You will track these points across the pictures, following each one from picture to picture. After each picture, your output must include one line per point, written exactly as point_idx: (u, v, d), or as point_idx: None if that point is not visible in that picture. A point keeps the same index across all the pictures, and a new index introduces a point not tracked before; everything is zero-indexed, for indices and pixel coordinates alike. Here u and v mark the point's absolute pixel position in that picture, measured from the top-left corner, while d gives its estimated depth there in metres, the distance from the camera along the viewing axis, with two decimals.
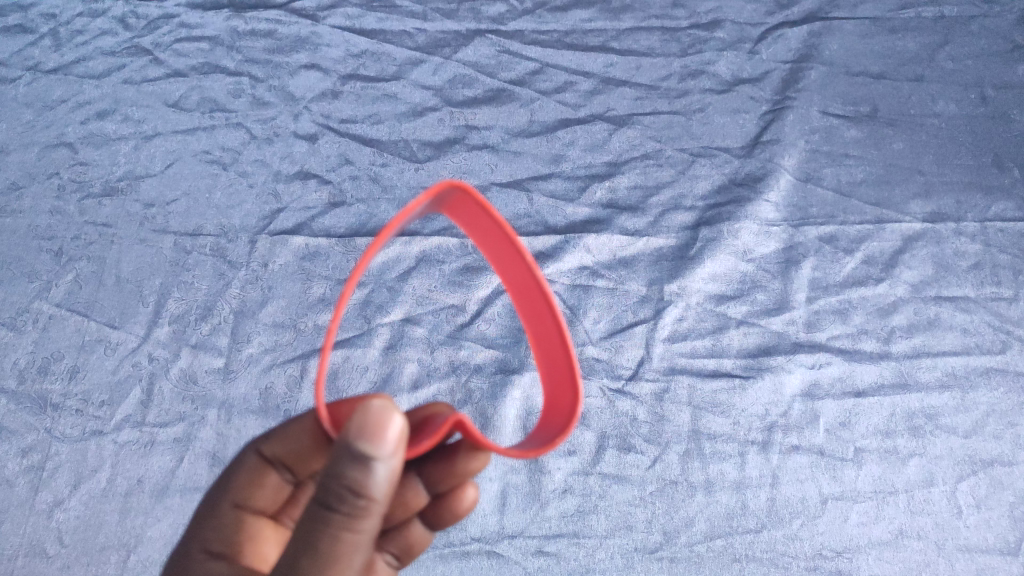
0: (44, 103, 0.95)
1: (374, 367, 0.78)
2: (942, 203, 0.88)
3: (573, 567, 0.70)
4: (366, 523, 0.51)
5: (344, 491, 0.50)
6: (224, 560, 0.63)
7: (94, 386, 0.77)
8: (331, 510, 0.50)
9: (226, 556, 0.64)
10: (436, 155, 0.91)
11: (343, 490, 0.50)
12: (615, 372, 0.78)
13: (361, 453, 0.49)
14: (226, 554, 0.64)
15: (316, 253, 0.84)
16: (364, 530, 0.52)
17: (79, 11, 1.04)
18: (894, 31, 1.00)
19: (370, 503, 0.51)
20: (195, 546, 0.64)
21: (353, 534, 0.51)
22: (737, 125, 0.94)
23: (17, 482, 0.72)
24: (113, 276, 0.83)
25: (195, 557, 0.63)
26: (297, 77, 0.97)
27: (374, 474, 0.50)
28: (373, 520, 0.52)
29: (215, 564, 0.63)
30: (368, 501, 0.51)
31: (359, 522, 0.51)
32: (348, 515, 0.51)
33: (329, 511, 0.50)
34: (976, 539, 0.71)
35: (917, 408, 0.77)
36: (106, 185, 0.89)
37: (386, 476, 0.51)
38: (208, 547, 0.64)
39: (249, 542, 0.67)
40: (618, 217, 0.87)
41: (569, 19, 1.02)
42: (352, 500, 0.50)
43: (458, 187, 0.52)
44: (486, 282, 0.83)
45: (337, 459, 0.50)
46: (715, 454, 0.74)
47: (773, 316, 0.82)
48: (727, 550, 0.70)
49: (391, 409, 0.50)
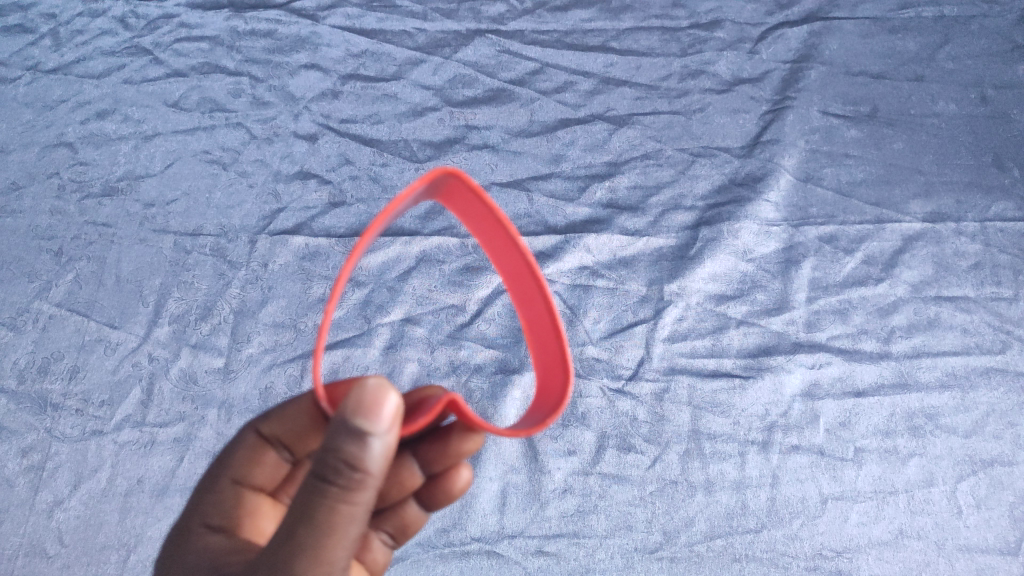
0: (44, 103, 0.95)
1: (375, 367, 0.78)
2: (942, 203, 0.88)
3: (573, 568, 0.70)
4: (362, 496, 0.51)
5: (340, 464, 0.50)
6: (223, 533, 0.63)
7: (94, 386, 0.77)
8: (327, 482, 0.50)
9: (225, 529, 0.64)
10: (436, 155, 0.91)
11: (339, 463, 0.50)
12: (615, 372, 0.78)
13: (357, 428, 0.50)
14: (225, 528, 0.64)
15: (316, 253, 0.84)
16: (360, 503, 0.51)
17: (79, 11, 1.03)
18: (894, 32, 1.00)
19: (366, 477, 0.51)
20: (195, 519, 0.64)
21: (349, 506, 0.51)
22: (737, 125, 0.94)
23: (17, 482, 0.73)
24: (112, 276, 0.83)
25: (195, 531, 0.63)
26: (297, 77, 0.97)
27: (370, 448, 0.50)
28: (369, 494, 0.52)
29: (214, 537, 0.63)
30: (363, 474, 0.51)
31: (355, 495, 0.51)
32: (344, 488, 0.50)
33: (325, 484, 0.50)
34: (977, 540, 0.71)
35: (917, 407, 0.77)
36: (106, 185, 0.89)
37: (382, 452, 0.51)
38: (207, 521, 0.64)
39: (249, 516, 0.66)
40: (618, 217, 0.87)
41: (568, 19, 1.02)
42: (348, 473, 0.50)
43: (451, 174, 0.52)
44: (486, 282, 0.83)
45: (334, 435, 0.50)
46: (715, 454, 0.74)
47: (773, 316, 0.82)
48: (727, 550, 0.70)
49: (386, 388, 0.50)
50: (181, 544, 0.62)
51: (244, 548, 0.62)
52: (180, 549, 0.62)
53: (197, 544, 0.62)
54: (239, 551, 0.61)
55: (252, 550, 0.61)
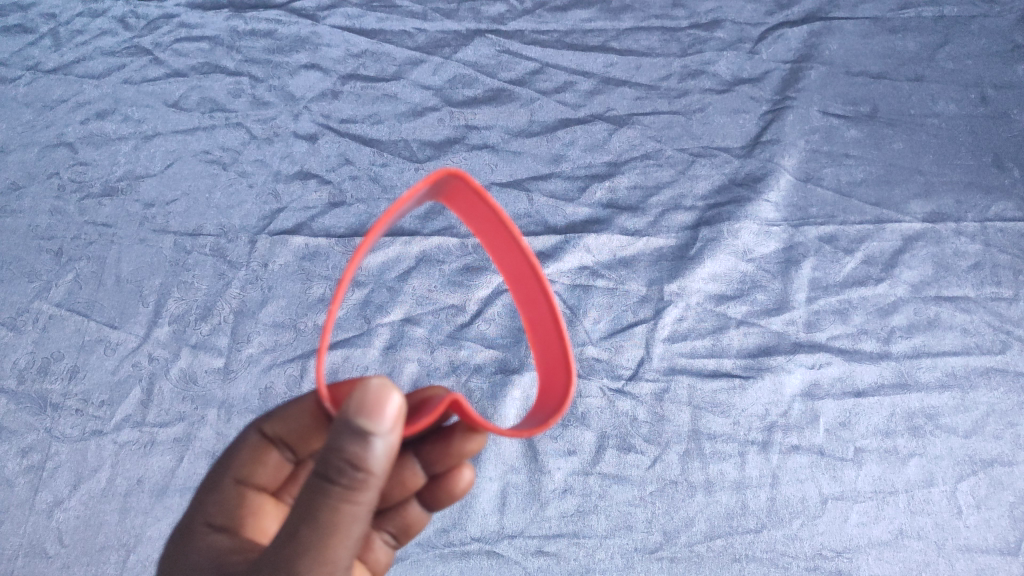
0: (44, 103, 0.95)
1: (375, 367, 0.78)
2: (943, 203, 0.88)
3: (573, 568, 0.70)
4: (365, 496, 0.51)
5: (343, 464, 0.50)
6: (225, 532, 0.63)
7: (94, 386, 0.77)
8: (330, 482, 0.50)
9: (228, 528, 0.64)
10: (436, 155, 0.91)
11: (342, 463, 0.50)
12: (615, 372, 0.78)
13: (360, 428, 0.49)
14: (228, 527, 0.64)
15: (316, 253, 0.84)
16: (363, 502, 0.51)
17: (79, 11, 1.03)
18: (894, 31, 1.00)
19: (369, 477, 0.50)
20: (198, 519, 0.64)
21: (352, 506, 0.51)
22: (737, 125, 0.94)
23: (17, 482, 0.72)
24: (112, 276, 0.83)
25: (198, 530, 0.63)
26: (297, 78, 0.97)
27: (373, 449, 0.50)
28: (372, 494, 0.51)
29: (217, 537, 0.63)
30: (366, 474, 0.50)
31: (358, 495, 0.51)
32: (347, 488, 0.50)
33: (328, 483, 0.50)
34: (977, 540, 0.71)
35: (917, 408, 0.77)
36: (106, 185, 0.89)
37: (385, 451, 0.51)
38: (210, 520, 0.64)
39: (252, 516, 0.67)
40: (618, 217, 0.87)
41: (569, 19, 1.02)
42: (351, 473, 0.50)
43: (454, 175, 0.52)
44: (486, 282, 0.83)
45: (337, 434, 0.50)
46: (715, 454, 0.74)
47: (773, 316, 0.82)
48: (727, 550, 0.70)
49: (389, 388, 0.50)
50: (184, 544, 0.62)
51: (247, 547, 0.62)
52: (183, 549, 0.62)
53: (200, 544, 0.62)
54: (243, 551, 0.61)
55: (255, 549, 0.62)
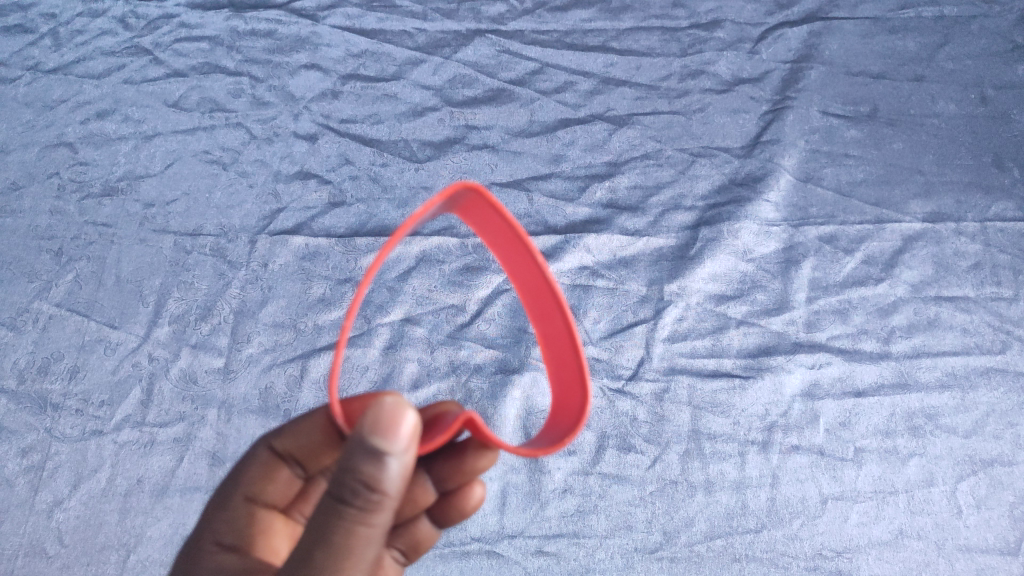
0: (44, 103, 0.95)
1: (374, 367, 0.78)
2: (942, 203, 0.88)
3: (573, 568, 0.70)
4: (379, 518, 0.51)
5: (359, 485, 0.50)
6: (235, 552, 0.64)
7: (94, 386, 0.77)
8: (345, 504, 0.50)
9: (238, 548, 0.64)
10: (436, 155, 0.91)
11: (357, 484, 0.50)
12: (615, 372, 0.78)
13: (375, 448, 0.49)
14: (238, 547, 0.64)
15: (316, 253, 0.84)
16: (377, 524, 0.51)
17: (79, 11, 1.03)
18: (894, 32, 1.00)
19: (384, 498, 0.50)
20: (207, 538, 0.64)
21: (366, 528, 0.51)
22: (737, 125, 0.94)
23: (17, 482, 0.72)
24: (113, 276, 0.83)
25: (206, 549, 0.63)
26: (297, 77, 0.97)
27: (388, 469, 0.50)
28: (386, 515, 0.52)
29: (226, 556, 0.63)
30: (381, 496, 0.50)
31: (372, 517, 0.51)
32: (362, 509, 0.50)
33: (343, 505, 0.50)
34: (977, 540, 0.71)
35: (917, 407, 0.77)
36: (106, 185, 0.89)
37: (399, 472, 0.51)
38: (219, 539, 0.65)
39: (262, 536, 0.67)
40: (618, 217, 0.87)
41: (569, 19, 1.02)
42: (366, 494, 0.50)
43: (470, 188, 0.52)
44: (486, 282, 0.83)
45: (352, 454, 0.50)
46: (715, 454, 0.74)
47: (773, 316, 0.82)
48: (727, 550, 0.70)
49: (404, 406, 0.50)
50: (193, 561, 0.62)
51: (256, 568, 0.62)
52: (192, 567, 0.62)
53: (209, 563, 0.62)
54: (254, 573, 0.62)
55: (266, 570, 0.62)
